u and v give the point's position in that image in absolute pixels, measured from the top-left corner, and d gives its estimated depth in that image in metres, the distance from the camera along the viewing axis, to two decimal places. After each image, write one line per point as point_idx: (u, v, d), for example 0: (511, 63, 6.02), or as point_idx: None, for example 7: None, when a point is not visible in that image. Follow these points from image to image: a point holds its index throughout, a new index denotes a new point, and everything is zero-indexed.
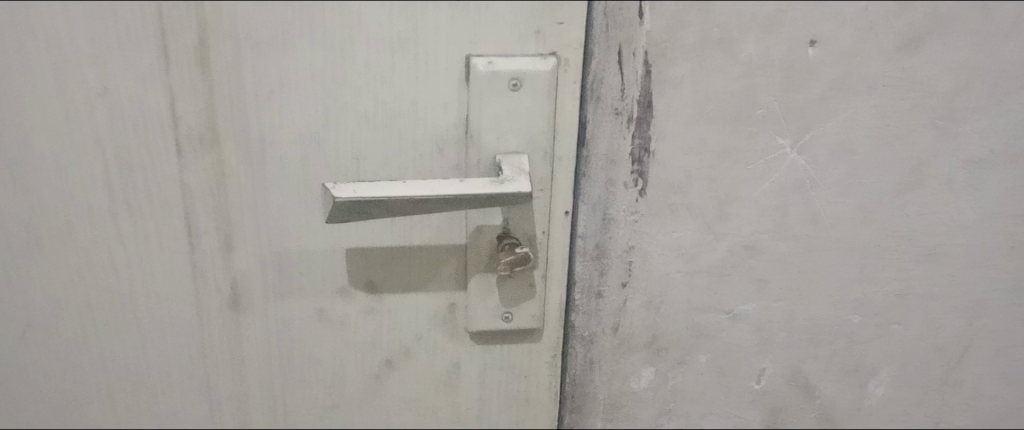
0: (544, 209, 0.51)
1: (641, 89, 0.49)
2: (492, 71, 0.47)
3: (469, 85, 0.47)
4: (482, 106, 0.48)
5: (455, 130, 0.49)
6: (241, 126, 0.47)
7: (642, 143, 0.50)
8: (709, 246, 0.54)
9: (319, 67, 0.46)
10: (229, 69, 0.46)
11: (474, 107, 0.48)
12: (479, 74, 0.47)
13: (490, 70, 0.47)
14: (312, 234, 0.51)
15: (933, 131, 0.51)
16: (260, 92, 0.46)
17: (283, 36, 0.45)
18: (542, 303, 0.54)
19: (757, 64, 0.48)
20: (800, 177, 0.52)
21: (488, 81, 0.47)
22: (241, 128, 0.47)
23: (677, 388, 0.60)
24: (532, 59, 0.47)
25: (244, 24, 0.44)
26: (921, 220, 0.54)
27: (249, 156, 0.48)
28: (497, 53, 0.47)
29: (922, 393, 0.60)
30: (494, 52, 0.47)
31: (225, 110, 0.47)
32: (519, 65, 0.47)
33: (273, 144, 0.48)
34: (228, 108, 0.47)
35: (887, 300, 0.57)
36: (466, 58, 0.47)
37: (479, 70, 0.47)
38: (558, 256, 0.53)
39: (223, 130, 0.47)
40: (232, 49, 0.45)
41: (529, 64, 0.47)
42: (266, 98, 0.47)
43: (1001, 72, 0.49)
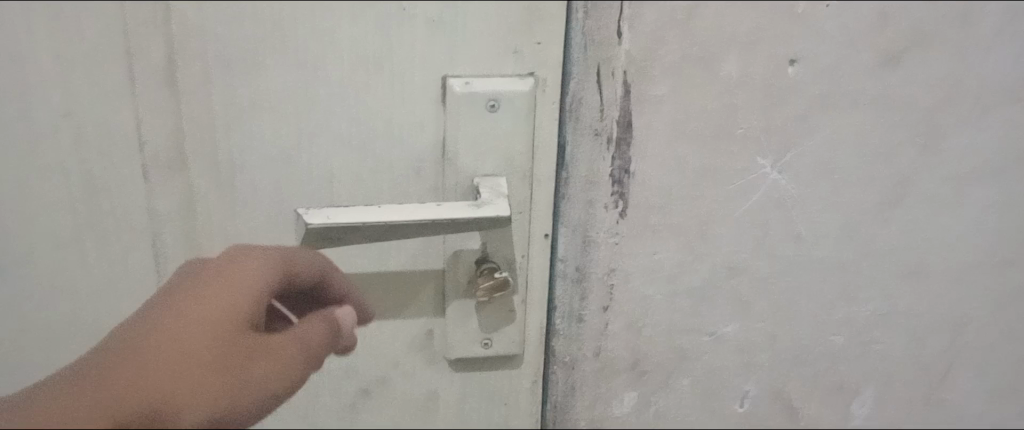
0: (522, 232, 0.50)
1: (621, 110, 0.48)
2: (469, 92, 0.46)
3: (446, 106, 0.46)
4: (459, 127, 0.47)
5: (431, 152, 0.48)
6: (211, 149, 0.46)
7: (622, 164, 0.49)
8: (691, 267, 0.53)
9: (292, 88, 0.45)
10: (199, 90, 0.44)
11: (451, 128, 0.47)
12: (456, 95, 0.46)
13: (467, 91, 0.46)
14: None
15: (913, 148, 0.50)
16: (230, 114, 0.45)
17: (254, 56, 0.44)
18: (522, 328, 0.53)
19: (737, 82, 0.48)
20: (781, 195, 0.51)
21: (465, 102, 0.46)
22: (211, 150, 0.46)
23: (660, 411, 0.58)
24: (510, 79, 0.46)
25: (214, 44, 0.43)
26: (902, 237, 0.53)
27: (219, 180, 0.47)
28: (474, 73, 0.46)
29: (905, 411, 0.60)
30: (471, 73, 0.46)
31: (194, 132, 0.45)
32: (496, 85, 0.46)
33: (244, 167, 0.46)
34: (197, 131, 0.45)
35: (870, 319, 0.56)
36: (442, 79, 0.46)
37: (456, 91, 0.46)
38: (537, 279, 0.52)
39: (191, 153, 0.46)
40: (200, 70, 0.44)
41: (507, 85, 0.46)
42: (236, 119, 0.45)
43: (980, 90, 0.49)
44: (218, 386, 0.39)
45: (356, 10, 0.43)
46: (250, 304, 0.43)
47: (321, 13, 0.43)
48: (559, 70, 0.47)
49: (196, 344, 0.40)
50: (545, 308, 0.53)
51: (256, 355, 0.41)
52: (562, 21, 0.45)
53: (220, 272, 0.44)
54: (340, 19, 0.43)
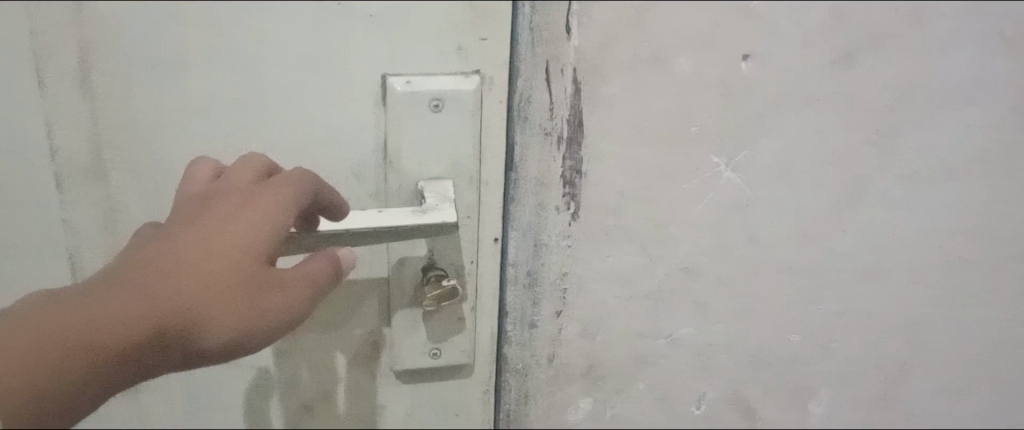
0: (471, 237, 0.48)
1: (572, 109, 0.46)
2: (412, 92, 0.43)
3: (387, 106, 0.44)
4: (401, 129, 0.44)
5: (373, 155, 0.45)
6: (134, 157, 0.43)
7: (573, 165, 0.47)
8: (647, 270, 0.51)
9: (221, 91, 0.42)
10: (119, 93, 0.41)
11: (394, 130, 0.45)
12: (398, 95, 0.43)
13: (409, 90, 0.43)
14: None
15: (869, 146, 0.49)
16: (155, 120, 0.42)
17: (180, 59, 0.41)
18: (473, 337, 0.51)
19: (691, 81, 0.46)
20: (736, 196, 0.50)
21: (408, 102, 0.44)
22: (134, 159, 0.43)
23: (617, 417, 0.57)
24: (455, 78, 0.44)
25: (135, 45, 0.40)
26: (858, 236, 0.52)
27: (145, 188, 0.44)
28: (417, 72, 0.44)
29: (862, 410, 0.59)
30: (413, 71, 0.43)
31: (116, 140, 0.42)
32: (441, 84, 0.44)
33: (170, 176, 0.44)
34: (119, 138, 0.42)
35: (826, 318, 0.55)
36: (383, 78, 0.43)
37: (397, 90, 0.43)
38: (488, 285, 0.50)
39: (112, 162, 0.43)
40: (121, 74, 0.41)
41: (452, 84, 0.44)
42: (162, 126, 0.42)
43: (938, 87, 0.48)
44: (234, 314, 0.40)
45: (290, 7, 0.41)
46: (267, 240, 0.41)
47: (251, 10, 0.41)
48: (506, 69, 0.45)
49: (218, 272, 0.40)
50: (497, 315, 0.51)
51: (268, 289, 0.41)
52: (509, 16, 0.43)
53: (246, 194, 0.41)
54: (272, 17, 0.41)
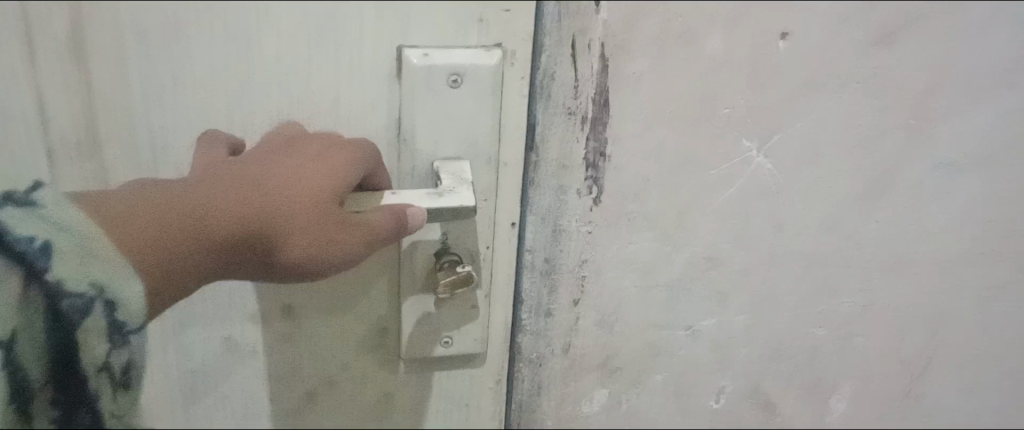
0: (487, 221, 0.46)
1: (597, 87, 0.43)
2: (428, 65, 0.41)
3: (401, 80, 0.41)
4: (416, 105, 0.42)
5: (386, 132, 0.43)
6: (129, 132, 0.41)
7: (597, 147, 0.45)
8: (667, 259, 0.49)
9: (222, 62, 0.40)
10: (113, 61, 0.39)
11: (408, 106, 0.42)
12: (413, 68, 0.41)
13: (426, 63, 0.41)
14: (218, 301, 0.46)
15: (905, 133, 0.47)
16: (150, 92, 0.40)
17: (177, 26, 0.39)
18: (485, 325, 0.49)
19: (722, 60, 0.43)
20: (765, 182, 0.47)
21: (424, 77, 0.41)
22: (128, 134, 0.41)
23: (631, 409, 0.55)
24: (474, 51, 0.41)
25: (129, 9, 0.38)
26: (889, 228, 0.50)
27: (141, 166, 0.42)
28: (433, 44, 0.41)
29: (885, 409, 0.57)
30: (430, 43, 0.41)
31: (109, 113, 0.40)
32: (459, 58, 0.41)
33: (168, 153, 0.42)
34: (113, 112, 0.40)
35: (852, 312, 0.53)
36: (397, 50, 0.41)
37: (412, 63, 0.41)
38: (503, 271, 0.48)
39: (105, 136, 0.41)
40: (114, 43, 0.38)
41: (470, 58, 0.41)
42: (159, 99, 0.40)
43: (983, 71, 0.45)
44: (296, 243, 0.37)
45: None
46: (334, 182, 0.38)
47: None
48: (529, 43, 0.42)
49: (286, 201, 0.37)
50: (511, 303, 0.49)
51: (335, 225, 0.37)
52: None
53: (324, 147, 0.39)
54: None
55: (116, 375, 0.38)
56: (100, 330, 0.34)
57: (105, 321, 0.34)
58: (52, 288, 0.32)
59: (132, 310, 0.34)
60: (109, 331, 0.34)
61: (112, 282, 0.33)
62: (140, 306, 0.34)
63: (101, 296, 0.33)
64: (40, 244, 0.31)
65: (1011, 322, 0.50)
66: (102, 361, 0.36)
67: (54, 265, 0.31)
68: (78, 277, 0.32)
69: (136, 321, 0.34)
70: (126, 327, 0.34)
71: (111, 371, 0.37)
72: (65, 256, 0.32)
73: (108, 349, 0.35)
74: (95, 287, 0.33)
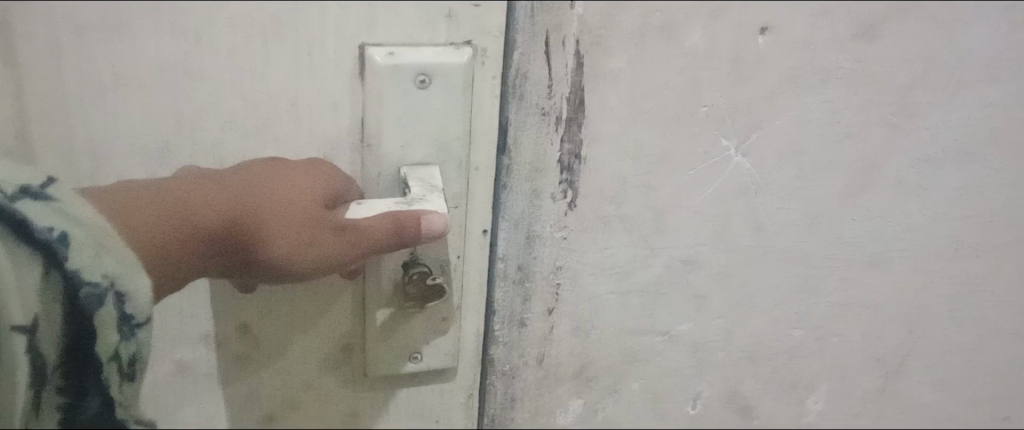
0: (459, 229, 0.44)
1: (572, 86, 0.41)
2: (394, 64, 0.39)
3: (365, 80, 0.39)
4: (382, 106, 0.40)
5: (349, 137, 0.40)
6: (66, 137, 0.37)
7: (572, 148, 0.43)
8: (645, 262, 0.47)
9: (170, 59, 0.37)
10: (46, 62, 0.35)
11: (373, 108, 0.40)
12: (378, 68, 0.39)
13: (392, 62, 0.39)
14: (171, 319, 0.42)
15: (885, 129, 0.45)
16: (88, 95, 0.37)
17: (119, 21, 0.35)
18: (457, 338, 0.47)
19: (702, 55, 0.42)
20: (743, 181, 0.46)
21: (390, 77, 0.39)
22: (64, 139, 0.37)
23: (608, 417, 0.53)
24: (445, 49, 0.39)
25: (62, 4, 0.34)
26: (870, 225, 0.49)
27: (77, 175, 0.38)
28: (400, 41, 0.39)
29: (861, 408, 0.56)
30: (395, 40, 0.39)
31: (43, 117, 0.37)
32: (427, 56, 0.39)
33: (107, 160, 0.38)
34: (48, 116, 0.37)
35: (830, 311, 0.51)
36: (360, 48, 0.38)
37: (377, 62, 0.38)
38: (474, 280, 0.46)
39: (39, 143, 0.37)
40: (47, 40, 0.35)
41: (440, 56, 0.39)
42: (101, 102, 0.37)
43: (963, 65, 0.44)
44: (280, 239, 0.37)
45: None
46: (319, 187, 0.38)
47: None
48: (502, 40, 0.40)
49: (271, 199, 0.37)
50: (483, 313, 0.47)
51: (321, 226, 0.37)
52: None
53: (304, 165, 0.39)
54: None
55: (124, 365, 0.38)
56: (110, 324, 0.36)
57: (115, 314, 0.35)
58: (70, 277, 0.34)
59: (140, 303, 0.36)
60: (118, 323, 0.36)
61: (122, 275, 0.35)
62: (148, 299, 0.36)
63: (111, 288, 0.35)
64: (58, 235, 0.33)
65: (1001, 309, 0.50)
66: (112, 350, 0.37)
67: (71, 254, 0.34)
68: (94, 269, 0.34)
69: (143, 314, 0.36)
70: (135, 320, 0.36)
71: (119, 361, 0.37)
72: (81, 247, 0.34)
73: (118, 341, 0.37)
74: (107, 279, 0.35)
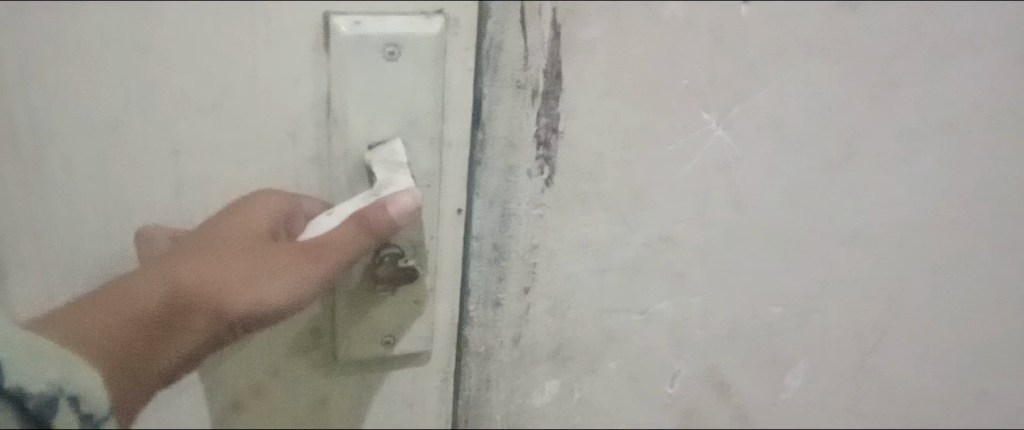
0: (433, 207, 0.43)
1: (548, 57, 0.40)
2: (361, 35, 0.38)
3: (331, 51, 0.38)
4: (348, 80, 0.39)
5: (314, 113, 0.40)
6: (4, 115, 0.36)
7: (549, 122, 0.42)
8: (623, 241, 0.46)
9: (116, 28, 0.36)
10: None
11: (339, 81, 0.39)
12: (344, 38, 0.38)
13: (358, 32, 0.38)
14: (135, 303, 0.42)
15: (868, 102, 0.44)
16: (32, 68, 0.36)
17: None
18: (431, 320, 0.47)
19: (682, 26, 0.40)
20: (725, 156, 0.45)
21: (356, 47, 0.38)
22: (7, 120, 0.36)
23: (585, 399, 0.52)
24: (414, 18, 0.38)
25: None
26: (850, 200, 0.48)
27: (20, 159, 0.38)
28: (366, 12, 0.38)
29: (840, 382, 0.55)
30: (362, 11, 0.38)
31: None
32: (395, 27, 0.38)
33: (53, 141, 0.38)
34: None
35: (809, 288, 0.51)
36: (325, 17, 0.38)
37: (342, 32, 0.38)
38: (449, 262, 0.45)
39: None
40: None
41: (409, 25, 0.38)
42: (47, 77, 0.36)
43: (949, 35, 0.43)
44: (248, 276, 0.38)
45: None
46: (268, 215, 0.40)
47: None
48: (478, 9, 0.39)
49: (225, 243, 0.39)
50: (458, 296, 0.47)
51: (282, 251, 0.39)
52: None
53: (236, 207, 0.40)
54: None
55: None
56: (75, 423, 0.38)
57: (74, 416, 0.38)
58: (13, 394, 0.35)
59: (98, 402, 0.38)
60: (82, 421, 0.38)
61: (67, 379, 0.37)
62: (104, 394, 0.38)
63: (64, 393, 0.37)
64: None
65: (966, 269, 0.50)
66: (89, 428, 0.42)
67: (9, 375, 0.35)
68: (37, 380, 0.36)
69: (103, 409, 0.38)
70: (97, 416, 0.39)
71: None
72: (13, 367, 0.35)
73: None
74: (54, 384, 0.36)
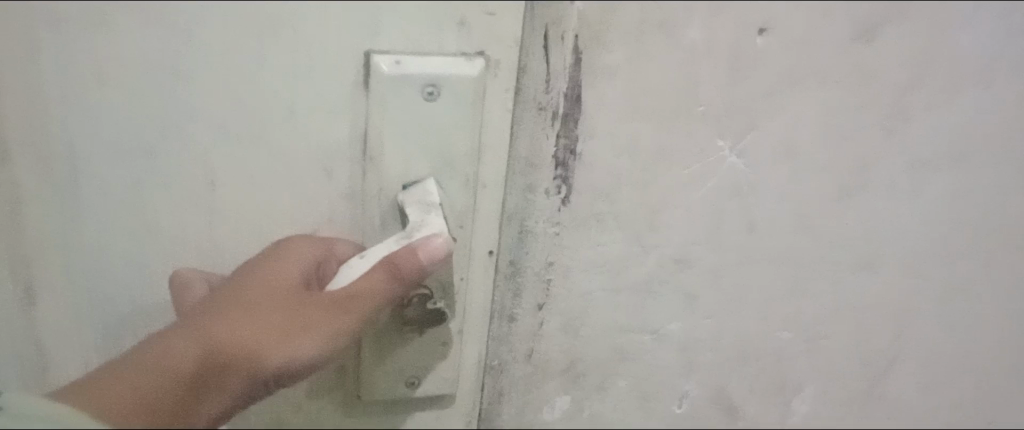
0: (463, 248, 0.45)
1: (569, 82, 0.42)
2: (400, 74, 0.40)
3: (368, 88, 0.40)
4: (386, 117, 0.41)
5: (351, 150, 0.42)
6: (42, 135, 0.39)
7: (567, 144, 0.43)
8: (637, 261, 0.48)
9: (154, 52, 0.37)
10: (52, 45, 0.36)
11: (377, 117, 0.41)
12: (383, 75, 0.39)
13: (398, 71, 0.39)
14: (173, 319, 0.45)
15: (881, 132, 0.45)
16: (72, 94, 0.38)
17: (102, 16, 0.36)
18: (458, 361, 0.49)
19: (701, 53, 0.42)
20: (739, 181, 0.46)
21: (396, 86, 0.40)
22: (46, 144, 0.39)
23: (595, 415, 0.54)
24: (455, 59, 0.40)
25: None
26: (861, 228, 0.49)
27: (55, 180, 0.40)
28: (406, 50, 0.40)
29: (846, 408, 0.56)
30: (402, 49, 0.39)
31: (23, 120, 0.38)
32: (437, 68, 0.40)
33: (89, 164, 0.40)
34: (27, 120, 0.38)
35: (819, 313, 0.52)
36: (365, 54, 0.39)
37: (383, 70, 0.39)
38: (477, 305, 0.48)
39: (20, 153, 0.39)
40: (22, 39, 0.36)
41: (450, 66, 0.40)
42: (87, 99, 0.38)
43: (963, 70, 0.44)
44: (282, 330, 0.40)
45: None
46: (301, 265, 0.42)
47: None
48: (516, 51, 0.41)
49: (259, 297, 0.40)
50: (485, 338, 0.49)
51: (314, 304, 0.40)
52: None
53: (270, 258, 0.42)
54: None
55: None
56: None
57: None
58: None
59: None
60: None
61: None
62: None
63: None
64: None
65: (975, 291, 0.51)
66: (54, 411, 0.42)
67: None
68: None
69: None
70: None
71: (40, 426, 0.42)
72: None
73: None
74: None
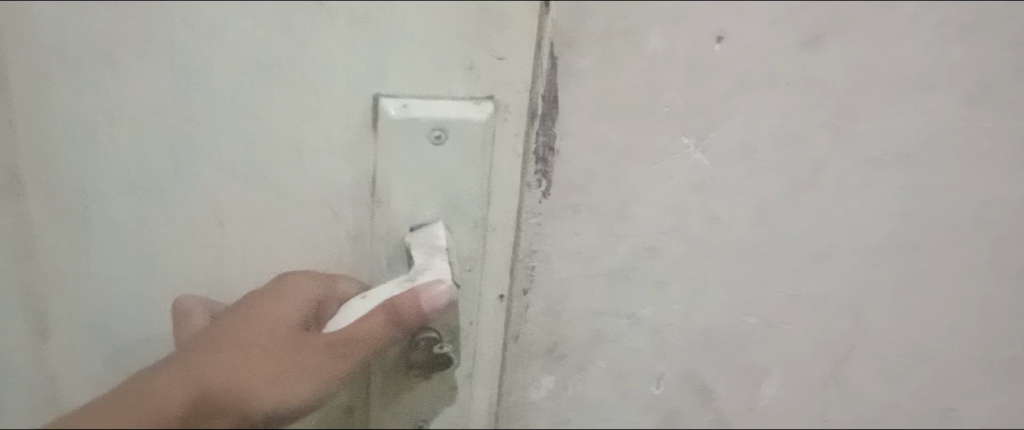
0: (473, 293, 0.53)
1: (547, 84, 0.46)
2: (408, 116, 0.46)
3: (379, 133, 0.46)
4: (394, 156, 0.47)
5: (365, 182, 0.48)
6: (56, 139, 0.44)
7: (546, 141, 0.48)
8: (610, 248, 0.53)
9: (170, 62, 0.42)
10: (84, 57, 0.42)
11: (387, 157, 0.47)
12: (394, 119, 0.46)
13: (406, 114, 0.46)
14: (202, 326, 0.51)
15: (829, 130, 0.50)
16: (103, 92, 0.43)
17: (124, 31, 0.41)
18: (468, 402, 0.56)
19: (663, 59, 0.46)
20: (702, 174, 0.51)
21: (406, 128, 0.46)
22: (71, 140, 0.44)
23: (577, 394, 0.58)
24: (463, 104, 0.46)
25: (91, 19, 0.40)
26: (817, 221, 0.53)
27: (59, 192, 0.45)
28: (414, 95, 0.46)
29: (811, 392, 0.61)
30: (410, 94, 0.46)
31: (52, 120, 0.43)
32: (445, 115, 0.46)
33: (116, 156, 0.45)
34: (46, 124, 0.43)
35: (780, 301, 0.56)
36: (374, 97, 0.45)
37: (392, 114, 0.45)
38: (488, 349, 0.55)
39: (39, 158, 0.44)
40: (57, 50, 0.41)
41: (462, 112, 0.46)
42: (106, 113, 0.43)
43: (901, 74, 0.49)
44: (274, 375, 0.44)
45: None
46: (300, 308, 0.47)
47: None
48: (523, 94, 0.47)
49: (257, 336, 0.45)
50: (496, 385, 0.57)
51: (310, 348, 0.45)
52: (517, 30, 0.44)
53: (269, 294, 0.47)
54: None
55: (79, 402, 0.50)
56: None
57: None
58: None
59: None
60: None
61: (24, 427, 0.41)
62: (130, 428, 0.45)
63: None
64: None
65: (923, 278, 0.56)
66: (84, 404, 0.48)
67: None
68: None
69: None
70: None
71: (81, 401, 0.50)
72: None
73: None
74: None
